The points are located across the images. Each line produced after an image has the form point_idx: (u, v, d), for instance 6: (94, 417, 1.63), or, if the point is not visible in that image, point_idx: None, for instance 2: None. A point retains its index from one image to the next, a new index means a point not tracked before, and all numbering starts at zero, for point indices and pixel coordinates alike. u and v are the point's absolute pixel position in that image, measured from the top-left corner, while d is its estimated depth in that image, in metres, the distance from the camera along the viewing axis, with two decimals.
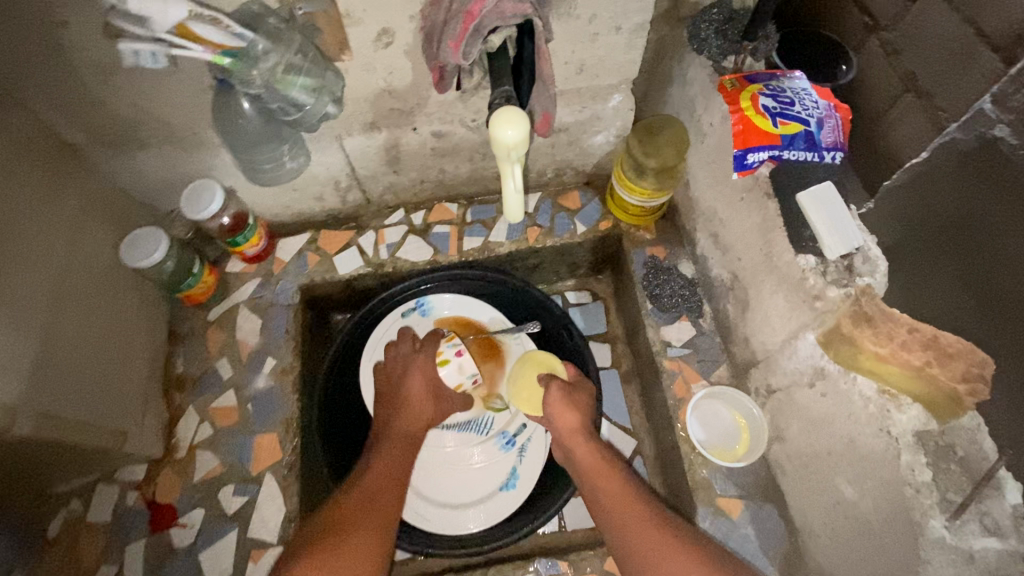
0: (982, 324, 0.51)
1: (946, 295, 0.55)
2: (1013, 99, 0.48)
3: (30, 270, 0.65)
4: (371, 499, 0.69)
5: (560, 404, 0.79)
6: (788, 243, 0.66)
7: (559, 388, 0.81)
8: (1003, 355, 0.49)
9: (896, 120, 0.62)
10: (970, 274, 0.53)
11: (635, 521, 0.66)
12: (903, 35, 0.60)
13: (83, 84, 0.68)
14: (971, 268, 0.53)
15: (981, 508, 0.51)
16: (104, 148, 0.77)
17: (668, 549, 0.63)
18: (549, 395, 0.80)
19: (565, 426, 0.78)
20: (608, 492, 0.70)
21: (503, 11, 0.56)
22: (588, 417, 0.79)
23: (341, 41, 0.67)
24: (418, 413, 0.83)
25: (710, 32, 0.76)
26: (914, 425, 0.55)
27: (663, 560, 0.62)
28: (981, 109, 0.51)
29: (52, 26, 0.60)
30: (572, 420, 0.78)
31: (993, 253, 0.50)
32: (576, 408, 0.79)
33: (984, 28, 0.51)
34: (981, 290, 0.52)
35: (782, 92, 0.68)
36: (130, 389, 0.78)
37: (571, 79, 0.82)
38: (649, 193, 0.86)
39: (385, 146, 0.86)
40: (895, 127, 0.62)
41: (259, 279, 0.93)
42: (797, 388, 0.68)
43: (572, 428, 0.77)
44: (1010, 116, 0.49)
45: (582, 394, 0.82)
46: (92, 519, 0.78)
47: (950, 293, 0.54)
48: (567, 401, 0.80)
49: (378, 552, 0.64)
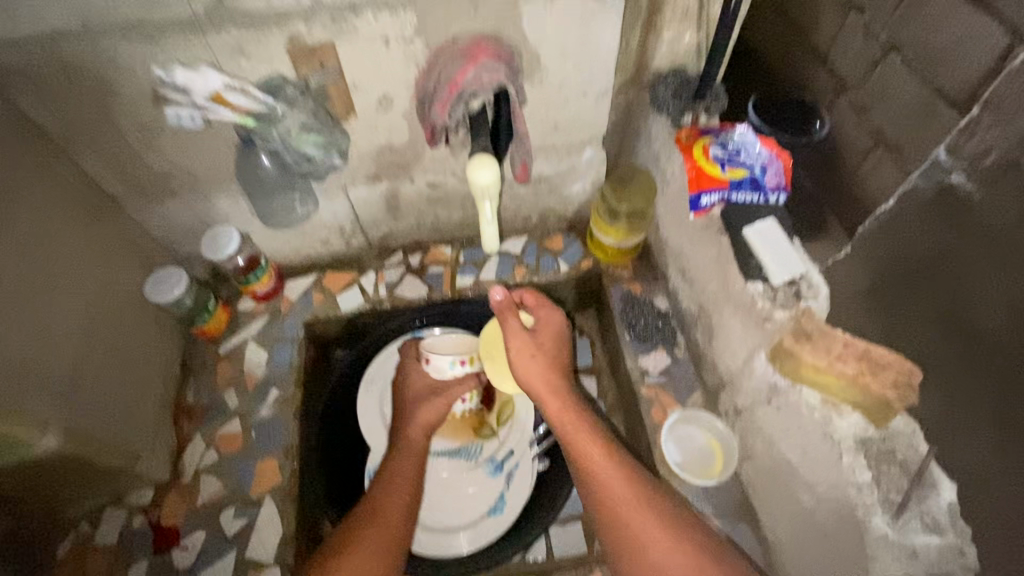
0: (954, 360, 0.54)
1: (925, 339, 0.58)
2: (965, 148, 0.53)
3: (66, 302, 0.73)
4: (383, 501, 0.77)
5: (530, 359, 0.81)
6: (739, 273, 0.74)
7: (523, 338, 0.82)
8: (975, 388, 0.52)
9: (869, 170, 0.80)
10: (943, 320, 0.56)
11: (624, 500, 0.69)
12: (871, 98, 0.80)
13: (127, 144, 0.79)
14: (942, 312, 0.56)
15: (920, 507, 0.56)
16: (138, 199, 0.88)
17: (651, 527, 0.66)
18: (514, 351, 0.82)
19: (538, 385, 0.80)
20: (592, 466, 0.72)
21: (481, 80, 0.71)
22: (556, 369, 0.81)
23: (347, 105, 0.78)
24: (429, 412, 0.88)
25: (667, 95, 0.87)
26: (855, 430, 0.62)
27: (643, 533, 0.66)
28: (937, 160, 0.56)
29: (107, 95, 0.72)
30: (545, 380, 0.80)
31: (954, 293, 0.54)
32: (544, 361, 0.81)
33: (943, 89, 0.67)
34: (953, 332, 0.55)
35: (729, 143, 0.79)
36: (145, 415, 0.85)
37: (548, 136, 0.93)
38: (621, 233, 0.96)
39: (385, 195, 0.96)
40: (868, 175, 0.80)
41: (267, 316, 1.01)
42: (758, 406, 0.74)
43: (546, 388, 0.79)
44: (964, 164, 0.53)
45: (549, 345, 0.83)
46: (99, 541, 0.82)
47: (927, 337, 0.57)
48: (536, 357, 0.81)
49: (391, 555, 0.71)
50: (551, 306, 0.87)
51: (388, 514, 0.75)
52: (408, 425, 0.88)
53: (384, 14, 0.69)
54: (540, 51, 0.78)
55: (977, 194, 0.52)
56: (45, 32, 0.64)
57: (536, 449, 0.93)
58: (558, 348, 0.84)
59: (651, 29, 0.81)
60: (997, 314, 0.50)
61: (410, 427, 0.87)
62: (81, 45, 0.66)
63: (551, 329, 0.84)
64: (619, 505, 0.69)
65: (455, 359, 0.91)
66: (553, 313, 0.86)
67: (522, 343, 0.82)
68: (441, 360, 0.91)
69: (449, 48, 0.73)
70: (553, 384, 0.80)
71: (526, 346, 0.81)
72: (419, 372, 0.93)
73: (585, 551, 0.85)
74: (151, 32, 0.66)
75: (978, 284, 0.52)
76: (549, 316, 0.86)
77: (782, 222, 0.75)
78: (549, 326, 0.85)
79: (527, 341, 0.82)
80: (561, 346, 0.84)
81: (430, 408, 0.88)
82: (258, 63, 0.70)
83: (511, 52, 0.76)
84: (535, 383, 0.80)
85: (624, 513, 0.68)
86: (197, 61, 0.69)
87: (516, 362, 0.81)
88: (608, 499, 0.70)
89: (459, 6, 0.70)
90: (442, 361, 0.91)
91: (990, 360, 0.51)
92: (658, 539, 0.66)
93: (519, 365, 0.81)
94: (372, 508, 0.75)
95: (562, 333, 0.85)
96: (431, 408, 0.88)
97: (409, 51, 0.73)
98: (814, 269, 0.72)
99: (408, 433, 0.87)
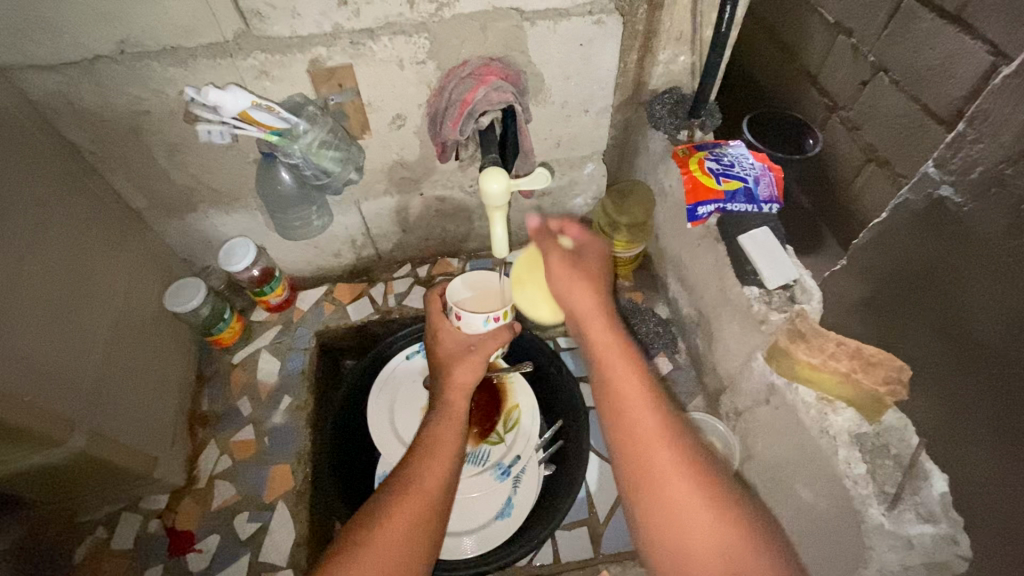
0: (953, 368, 0.58)
1: (928, 351, 0.61)
2: (952, 162, 0.54)
3: (92, 309, 0.76)
4: (414, 477, 0.70)
5: (569, 272, 0.73)
6: (734, 279, 0.78)
7: (561, 255, 0.74)
8: (975, 399, 0.56)
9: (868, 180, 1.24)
10: (943, 329, 0.59)
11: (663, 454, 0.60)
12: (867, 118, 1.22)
13: (154, 160, 0.84)
14: (941, 323, 0.59)
15: (914, 499, 0.60)
16: (159, 213, 0.92)
17: (673, 478, 0.59)
18: (551, 264, 0.74)
19: (580, 304, 0.72)
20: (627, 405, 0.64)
21: (490, 100, 0.75)
22: (601, 287, 0.73)
23: (363, 123, 0.83)
24: (468, 376, 0.82)
25: (664, 112, 0.91)
26: (849, 425, 0.65)
27: (670, 489, 0.58)
28: (926, 172, 0.58)
29: (139, 114, 0.76)
30: (589, 296, 0.71)
31: (953, 303, 0.57)
32: (587, 277, 0.72)
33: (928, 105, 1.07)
34: (954, 344, 0.57)
35: (723, 158, 0.84)
36: (163, 421, 0.87)
37: (551, 152, 0.98)
38: (624, 243, 0.98)
39: (396, 209, 1.01)
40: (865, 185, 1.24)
41: (280, 326, 1.04)
42: (757, 406, 0.77)
43: (590, 306, 0.71)
44: (952, 178, 0.55)
45: (591, 264, 0.75)
46: (115, 546, 0.83)
47: (931, 349, 0.60)
48: (576, 273, 0.73)
49: (410, 536, 0.64)
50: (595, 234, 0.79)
51: (427, 482, 0.69)
52: (445, 389, 0.81)
53: (399, 39, 0.74)
54: (544, 73, 0.83)
55: (968, 207, 0.53)
56: (84, 56, 0.69)
57: (542, 455, 0.96)
58: (602, 271, 0.75)
59: (648, 51, 0.86)
60: (997, 327, 0.52)
61: (449, 395, 0.80)
62: (117, 68, 0.70)
63: (594, 255, 0.76)
64: (644, 446, 0.61)
65: (490, 316, 0.81)
66: (596, 239, 0.78)
67: (560, 257, 0.74)
68: (474, 317, 0.81)
69: (460, 70, 0.78)
70: (593, 302, 0.71)
71: (564, 259, 0.74)
72: (444, 334, 0.85)
73: (590, 555, 0.88)
74: (182, 55, 0.70)
75: (971, 290, 0.55)
76: (595, 242, 0.78)
77: (775, 231, 0.80)
78: (593, 250, 0.77)
79: (564, 256, 0.75)
80: (604, 271, 0.76)
81: (463, 369, 0.82)
82: (281, 83, 0.75)
83: (518, 74, 0.81)
84: (576, 298, 0.72)
85: (650, 456, 0.60)
86: (224, 83, 0.74)
87: (553, 274, 0.74)
88: (634, 439, 0.62)
89: (469, 32, 0.75)
90: (474, 319, 0.81)
91: (990, 373, 0.54)
92: (686, 493, 0.58)
93: (556, 281, 0.73)
94: (408, 477, 0.70)
95: (607, 262, 0.77)
96: (468, 368, 0.82)
97: (422, 73, 0.78)
98: (805, 274, 0.77)
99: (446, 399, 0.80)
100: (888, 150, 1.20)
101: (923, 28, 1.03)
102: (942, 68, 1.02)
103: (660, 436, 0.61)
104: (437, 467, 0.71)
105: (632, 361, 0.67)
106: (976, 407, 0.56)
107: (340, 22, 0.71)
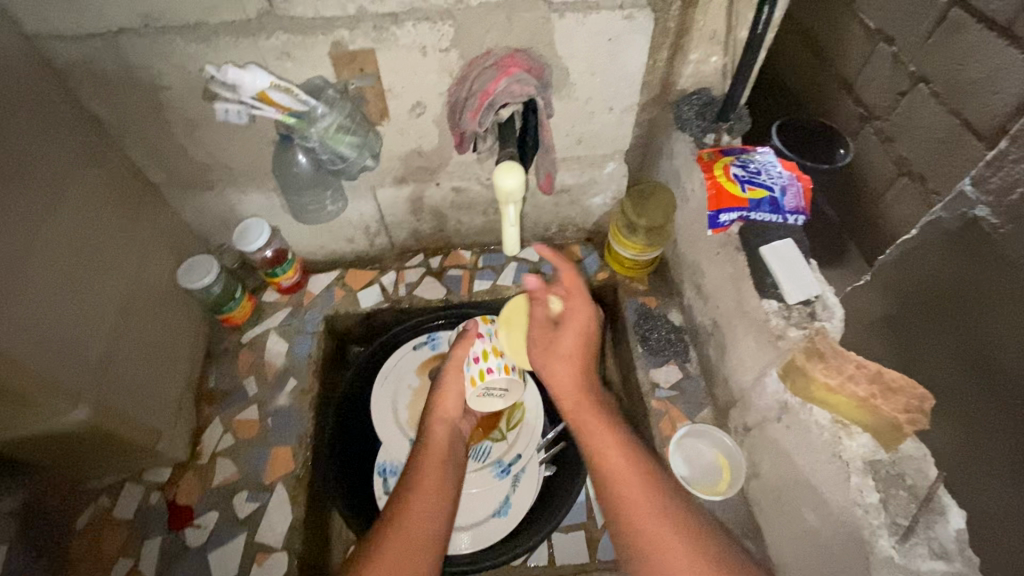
0: (970, 392, 0.58)
1: (948, 372, 0.61)
2: (990, 181, 0.55)
3: (105, 282, 0.77)
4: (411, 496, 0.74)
5: (556, 359, 0.79)
6: (753, 290, 0.76)
7: (542, 332, 0.81)
8: (990, 424, 0.56)
9: (901, 194, 1.22)
10: (966, 352, 0.59)
11: (638, 497, 0.67)
12: (897, 133, 1.20)
13: (173, 136, 0.84)
14: (966, 346, 0.59)
15: (929, 533, 0.57)
16: (177, 189, 0.93)
17: (661, 529, 0.64)
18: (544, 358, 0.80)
19: (563, 385, 0.78)
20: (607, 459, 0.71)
21: (512, 92, 0.73)
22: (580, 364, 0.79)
23: (382, 109, 0.82)
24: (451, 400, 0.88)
25: (691, 114, 0.88)
26: (863, 452, 0.62)
27: (648, 533, 0.64)
28: (963, 190, 0.59)
29: (160, 89, 0.76)
30: (572, 380, 0.78)
31: (986, 326, 0.57)
32: (564, 360, 0.78)
33: (968, 120, 1.02)
34: (979, 368, 0.57)
35: (750, 164, 0.81)
36: (169, 396, 0.88)
37: (572, 148, 0.96)
38: (640, 247, 0.98)
39: (412, 198, 1.00)
40: (900, 200, 1.22)
41: (290, 308, 1.04)
42: (767, 424, 0.75)
43: (568, 385, 0.78)
44: (988, 198, 0.55)
45: (569, 339, 0.79)
46: (116, 515, 0.84)
47: (952, 371, 0.60)
48: (557, 356, 0.79)
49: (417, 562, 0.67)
50: (581, 292, 0.81)
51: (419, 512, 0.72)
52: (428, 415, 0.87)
53: (423, 25, 0.72)
54: (570, 66, 0.81)
55: (1002, 228, 0.54)
56: (110, 28, 0.68)
57: (543, 455, 0.95)
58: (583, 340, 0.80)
59: (678, 50, 0.83)
60: None
61: (433, 421, 0.86)
62: (140, 41, 0.70)
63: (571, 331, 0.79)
64: (629, 508, 0.66)
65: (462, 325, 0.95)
66: (583, 304, 0.80)
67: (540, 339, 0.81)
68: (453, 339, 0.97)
69: (483, 60, 0.76)
70: (574, 381, 0.78)
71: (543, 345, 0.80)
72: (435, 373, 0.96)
73: (585, 560, 0.85)
74: (204, 32, 0.70)
75: (1001, 318, 0.55)
76: (580, 306, 0.80)
77: (800, 243, 0.77)
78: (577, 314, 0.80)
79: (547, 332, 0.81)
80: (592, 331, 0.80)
81: (450, 394, 0.88)
82: (302, 65, 0.74)
83: (543, 66, 0.78)
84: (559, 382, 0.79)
85: (637, 520, 0.65)
86: (245, 61, 0.73)
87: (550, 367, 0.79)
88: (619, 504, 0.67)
89: (495, 21, 0.73)
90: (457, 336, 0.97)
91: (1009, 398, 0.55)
92: (677, 556, 0.61)
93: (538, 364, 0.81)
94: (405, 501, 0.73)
95: (588, 325, 0.80)
96: (453, 393, 0.89)
97: (444, 61, 0.77)
98: (829, 291, 0.74)
99: (430, 424, 0.86)
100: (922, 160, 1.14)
101: (968, 39, 0.96)
102: (987, 81, 0.96)
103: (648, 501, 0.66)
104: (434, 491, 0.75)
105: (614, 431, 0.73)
106: (992, 428, 0.56)
107: (365, 5, 0.70)
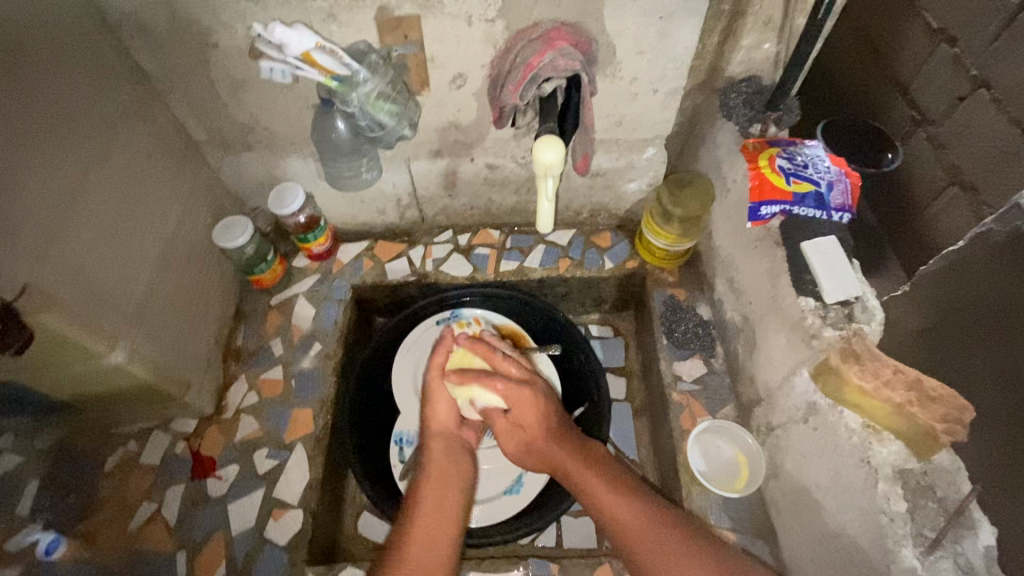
0: (1006, 414, 0.53)
1: (982, 392, 0.56)
2: None
3: (146, 232, 0.79)
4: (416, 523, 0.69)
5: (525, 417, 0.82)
6: (790, 287, 0.74)
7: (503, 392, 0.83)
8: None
9: None
10: (1003, 372, 0.54)
11: (651, 539, 0.65)
12: None
13: (218, 95, 0.85)
14: (1006, 367, 0.54)
15: (954, 548, 0.56)
16: (217, 148, 0.94)
17: (670, 555, 0.63)
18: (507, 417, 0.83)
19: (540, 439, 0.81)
20: (610, 509, 0.69)
21: (557, 66, 0.72)
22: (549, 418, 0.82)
23: (423, 79, 0.82)
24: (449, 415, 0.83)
25: (739, 102, 0.86)
26: (893, 458, 0.62)
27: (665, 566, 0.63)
28: (1017, 203, 0.54)
29: (208, 47, 0.77)
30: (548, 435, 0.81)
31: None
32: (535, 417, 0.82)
33: None
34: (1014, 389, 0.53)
35: (797, 157, 0.78)
36: (199, 349, 0.90)
37: (612, 131, 0.94)
38: (674, 236, 0.95)
39: (445, 172, 1.00)
40: None
41: (319, 275, 1.05)
42: (793, 425, 0.73)
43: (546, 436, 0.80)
44: None
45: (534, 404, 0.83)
46: (143, 460, 0.87)
47: (985, 391, 0.56)
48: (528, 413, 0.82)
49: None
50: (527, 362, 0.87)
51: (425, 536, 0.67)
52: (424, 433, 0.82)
53: None
54: (617, 44, 0.79)
55: None
56: None
57: None
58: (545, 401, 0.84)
59: (730, 35, 0.80)
60: None
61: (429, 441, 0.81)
62: None
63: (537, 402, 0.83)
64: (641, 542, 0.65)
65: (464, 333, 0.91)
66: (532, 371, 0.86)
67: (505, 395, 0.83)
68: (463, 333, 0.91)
69: (529, 32, 0.75)
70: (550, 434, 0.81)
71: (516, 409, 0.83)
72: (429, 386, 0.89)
73: (591, 546, 0.90)
74: None
75: None
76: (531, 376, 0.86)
77: (843, 242, 0.75)
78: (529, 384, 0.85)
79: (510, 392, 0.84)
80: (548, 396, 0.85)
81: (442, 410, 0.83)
82: (347, 29, 0.74)
83: (591, 41, 0.77)
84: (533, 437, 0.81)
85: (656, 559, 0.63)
86: (292, 21, 0.73)
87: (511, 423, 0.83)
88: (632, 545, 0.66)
89: None
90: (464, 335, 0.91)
91: None
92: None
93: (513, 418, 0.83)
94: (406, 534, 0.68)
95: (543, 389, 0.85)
96: (444, 406, 0.83)
97: (489, 32, 0.76)
98: (868, 292, 0.72)
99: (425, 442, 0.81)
100: (931, 103, 0.68)
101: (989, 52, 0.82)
102: None
103: (664, 540, 0.64)
104: (443, 510, 0.71)
105: (605, 479, 0.73)
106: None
107: None
